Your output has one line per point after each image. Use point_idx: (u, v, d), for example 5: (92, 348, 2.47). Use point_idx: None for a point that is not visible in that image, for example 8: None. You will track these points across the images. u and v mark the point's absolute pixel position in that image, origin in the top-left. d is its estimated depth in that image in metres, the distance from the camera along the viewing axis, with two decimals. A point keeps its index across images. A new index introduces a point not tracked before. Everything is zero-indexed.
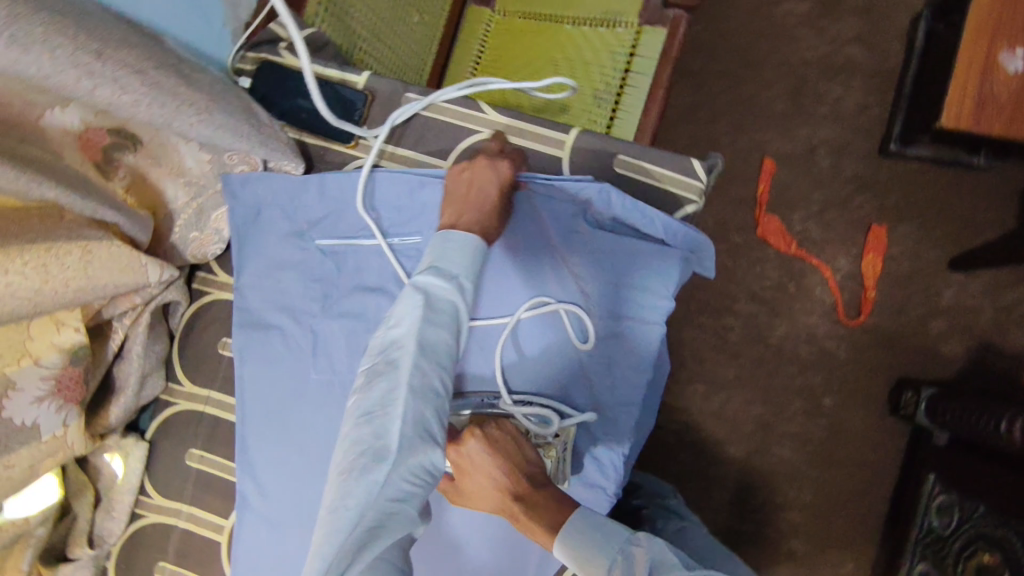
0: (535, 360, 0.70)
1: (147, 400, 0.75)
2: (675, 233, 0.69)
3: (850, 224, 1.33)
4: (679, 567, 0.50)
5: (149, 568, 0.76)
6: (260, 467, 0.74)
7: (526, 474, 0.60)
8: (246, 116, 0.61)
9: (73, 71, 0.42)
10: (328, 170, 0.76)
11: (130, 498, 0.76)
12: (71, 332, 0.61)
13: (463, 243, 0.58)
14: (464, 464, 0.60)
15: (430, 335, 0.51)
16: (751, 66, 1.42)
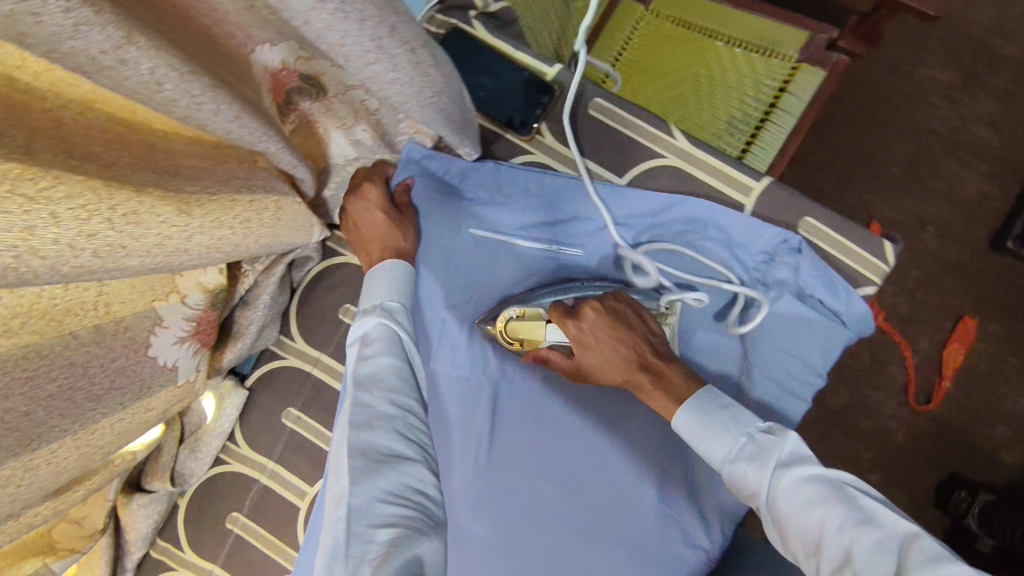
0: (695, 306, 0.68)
1: (258, 348, 0.73)
2: (854, 310, 0.65)
3: (937, 311, 1.11)
4: (815, 461, 0.51)
5: (221, 516, 0.74)
6: None
7: (651, 346, 0.62)
8: (457, 103, 0.57)
9: (361, 41, 0.38)
10: (496, 159, 0.72)
11: (217, 441, 0.74)
12: (215, 272, 0.57)
13: (387, 270, 0.63)
14: (580, 336, 0.62)
15: (375, 369, 0.54)
16: (920, 104, 1.13)
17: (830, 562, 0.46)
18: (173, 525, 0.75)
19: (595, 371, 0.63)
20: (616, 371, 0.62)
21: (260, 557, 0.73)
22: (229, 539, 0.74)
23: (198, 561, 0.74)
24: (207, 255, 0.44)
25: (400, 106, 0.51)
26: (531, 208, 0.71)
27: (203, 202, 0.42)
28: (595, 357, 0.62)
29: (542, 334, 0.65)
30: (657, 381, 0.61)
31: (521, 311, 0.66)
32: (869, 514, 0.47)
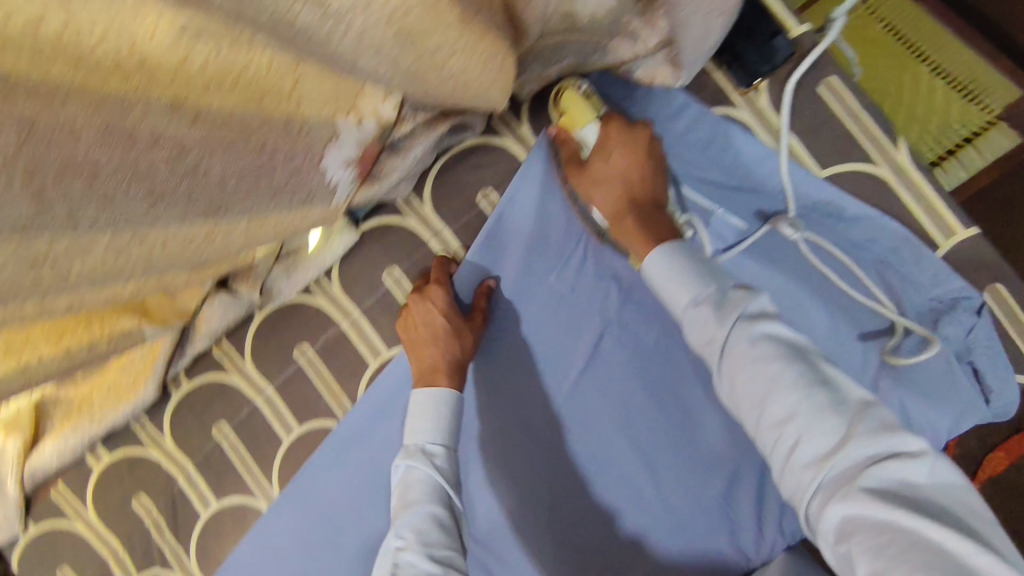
0: (836, 326, 0.64)
1: (388, 198, 0.69)
2: (1001, 392, 0.61)
3: None
4: (778, 326, 0.52)
5: (291, 343, 0.73)
6: None
7: (658, 199, 0.61)
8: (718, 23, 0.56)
9: None
10: (699, 100, 0.66)
11: (313, 272, 0.72)
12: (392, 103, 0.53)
13: (426, 405, 0.64)
14: (608, 141, 0.60)
15: (415, 520, 0.59)
16: None
17: (774, 415, 0.49)
18: (241, 333, 0.74)
19: (587, 182, 0.62)
20: (611, 192, 0.61)
21: (315, 394, 0.73)
22: (293, 368, 0.73)
23: (254, 377, 0.74)
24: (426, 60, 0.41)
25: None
26: (715, 165, 0.66)
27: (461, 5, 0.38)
28: (602, 165, 0.61)
29: (580, 123, 0.62)
30: (642, 221, 0.60)
31: (590, 92, 0.63)
32: (826, 376, 0.49)
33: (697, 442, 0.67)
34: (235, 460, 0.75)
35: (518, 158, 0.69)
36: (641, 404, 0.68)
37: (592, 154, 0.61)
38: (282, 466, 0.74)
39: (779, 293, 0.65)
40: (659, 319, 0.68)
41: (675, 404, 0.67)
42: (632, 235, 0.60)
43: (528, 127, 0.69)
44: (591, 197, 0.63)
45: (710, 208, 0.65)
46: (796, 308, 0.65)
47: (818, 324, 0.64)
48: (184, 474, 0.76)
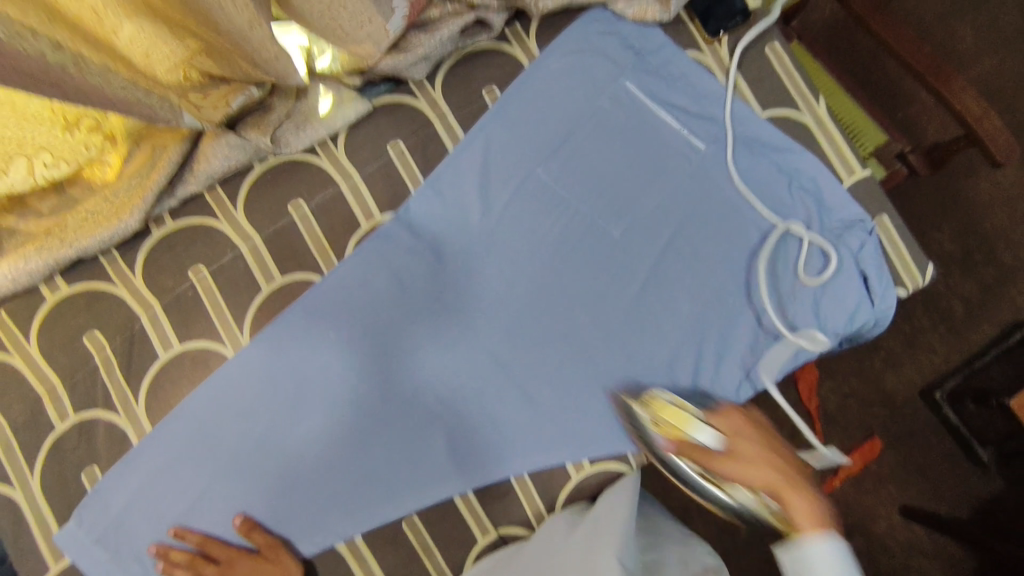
0: (767, 237, 0.78)
1: (405, 76, 0.77)
2: (887, 297, 0.77)
3: None
4: None
5: (287, 198, 0.76)
6: (437, 200, 0.77)
7: (806, 472, 0.59)
8: None
9: None
10: (676, 43, 0.81)
11: (320, 133, 0.77)
12: None
13: None
14: (735, 446, 0.59)
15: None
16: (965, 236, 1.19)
17: None
18: (236, 184, 0.77)
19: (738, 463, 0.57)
20: (772, 474, 0.56)
21: (303, 250, 0.76)
22: (284, 221, 0.76)
23: (242, 222, 0.76)
24: None
25: None
26: (684, 94, 0.80)
27: None
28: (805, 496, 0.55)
29: (685, 424, 0.60)
30: (809, 495, 0.55)
31: (655, 397, 0.66)
32: None
33: (649, 322, 0.77)
34: (206, 302, 0.75)
35: (522, 64, 0.80)
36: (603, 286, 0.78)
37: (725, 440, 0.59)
38: (256, 315, 0.75)
39: (723, 203, 0.78)
40: (628, 215, 0.78)
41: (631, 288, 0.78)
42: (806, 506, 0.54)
43: (534, 41, 0.81)
44: (745, 477, 0.56)
45: (675, 128, 0.79)
46: (732, 216, 0.78)
47: (752, 233, 0.78)
48: (147, 313, 0.75)
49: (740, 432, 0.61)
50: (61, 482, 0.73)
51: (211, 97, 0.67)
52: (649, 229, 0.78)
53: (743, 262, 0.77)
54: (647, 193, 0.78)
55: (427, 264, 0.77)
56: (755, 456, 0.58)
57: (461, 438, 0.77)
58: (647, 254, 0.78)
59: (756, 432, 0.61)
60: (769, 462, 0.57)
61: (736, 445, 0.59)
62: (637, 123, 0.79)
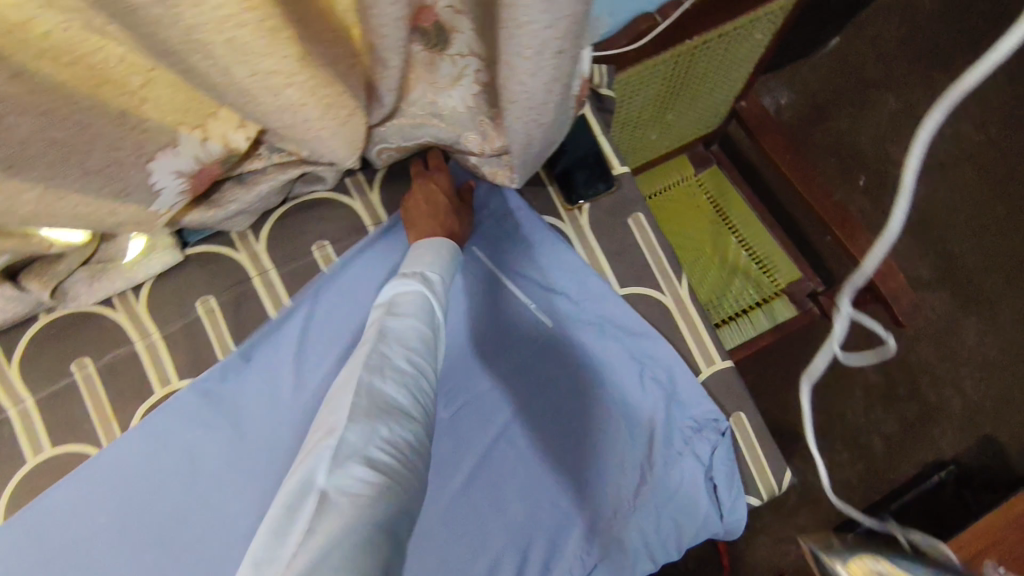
0: (610, 433, 0.71)
1: (222, 227, 0.69)
2: (736, 510, 0.69)
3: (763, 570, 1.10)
4: None
5: (71, 355, 0.68)
6: (249, 371, 0.70)
7: None
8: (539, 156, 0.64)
9: (541, 61, 0.42)
10: (532, 208, 0.75)
11: (120, 285, 0.68)
12: (243, 137, 0.55)
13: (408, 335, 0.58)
14: None
15: (329, 516, 0.43)
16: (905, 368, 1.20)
17: None
18: (16, 334, 0.68)
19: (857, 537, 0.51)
20: None
21: (83, 416, 0.67)
22: (65, 380, 0.67)
23: (16, 383, 0.67)
24: (275, 113, 0.45)
25: (508, 135, 0.58)
26: (536, 265, 0.74)
27: (313, 67, 0.43)
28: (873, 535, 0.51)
29: None
30: None
31: None
32: None
33: (473, 516, 0.70)
34: None
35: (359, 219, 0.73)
36: (429, 472, 0.71)
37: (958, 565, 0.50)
38: (16, 490, 0.66)
39: (563, 389, 0.73)
40: (459, 396, 0.72)
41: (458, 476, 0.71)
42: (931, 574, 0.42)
43: (377, 194, 0.74)
44: None
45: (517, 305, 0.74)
46: (573, 407, 0.72)
47: (593, 427, 0.72)
48: None
49: None
50: None
51: None
52: (483, 413, 0.72)
53: (580, 458, 0.71)
54: (484, 371, 0.73)
55: (229, 440, 0.70)
56: None
57: None
58: (477, 439, 0.72)
59: None
60: None
61: None
62: (479, 290, 0.74)
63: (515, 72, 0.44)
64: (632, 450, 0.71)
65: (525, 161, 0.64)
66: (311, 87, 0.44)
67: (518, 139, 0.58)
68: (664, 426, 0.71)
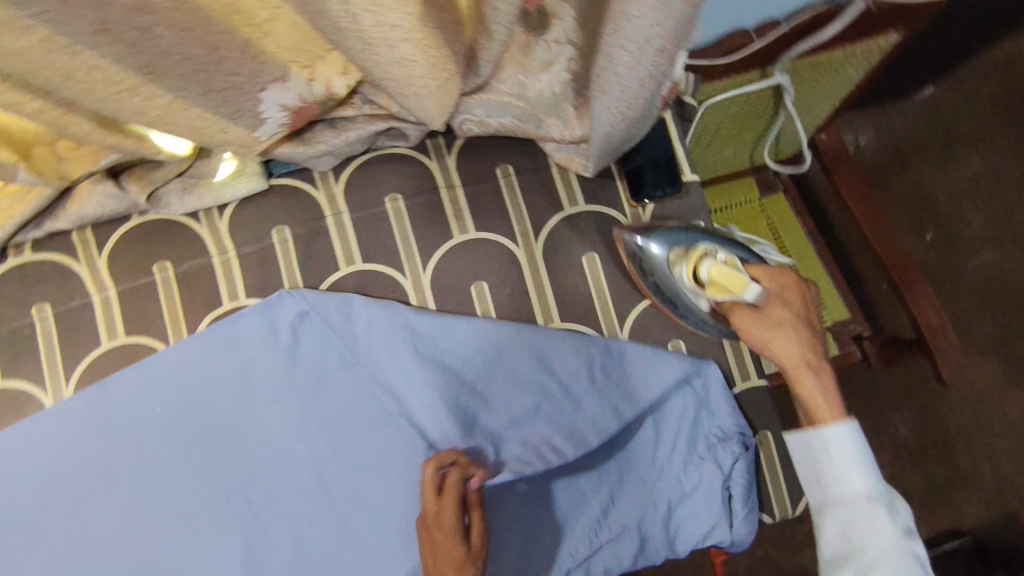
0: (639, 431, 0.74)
1: (308, 165, 0.74)
2: (747, 521, 0.72)
3: None
4: None
5: (154, 257, 0.74)
6: (307, 307, 0.73)
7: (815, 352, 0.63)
8: (614, 147, 0.67)
9: (642, 56, 0.45)
10: (599, 198, 0.78)
11: (207, 202, 0.74)
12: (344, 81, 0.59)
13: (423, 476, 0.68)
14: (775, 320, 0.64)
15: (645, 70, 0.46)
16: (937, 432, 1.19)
17: None
18: (109, 229, 0.74)
19: (749, 328, 0.65)
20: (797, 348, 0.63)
21: (155, 313, 0.73)
22: (145, 279, 0.74)
23: (103, 271, 0.73)
24: (385, 64, 0.49)
25: (595, 127, 0.60)
26: (593, 253, 0.77)
27: (428, 27, 0.47)
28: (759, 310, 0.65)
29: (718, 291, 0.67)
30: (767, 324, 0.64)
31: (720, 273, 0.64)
32: None
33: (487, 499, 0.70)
34: (41, 344, 0.72)
35: (433, 180, 0.77)
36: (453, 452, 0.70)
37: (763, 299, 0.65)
38: (87, 369, 0.72)
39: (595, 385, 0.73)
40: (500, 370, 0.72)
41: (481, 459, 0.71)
42: (809, 377, 0.62)
43: (454, 160, 0.77)
44: (768, 342, 0.64)
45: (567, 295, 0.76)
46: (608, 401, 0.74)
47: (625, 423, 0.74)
48: None
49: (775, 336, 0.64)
50: None
51: (84, 150, 0.65)
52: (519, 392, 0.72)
53: (607, 448, 0.73)
54: (525, 362, 0.73)
55: (278, 366, 0.73)
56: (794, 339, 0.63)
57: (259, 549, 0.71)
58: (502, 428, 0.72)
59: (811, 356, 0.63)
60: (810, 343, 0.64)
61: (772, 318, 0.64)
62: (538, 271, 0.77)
63: (611, 64, 0.47)
64: (656, 449, 0.74)
65: (601, 149, 0.66)
66: (423, 45, 0.48)
67: (603, 130, 0.60)
68: (692, 432, 0.73)
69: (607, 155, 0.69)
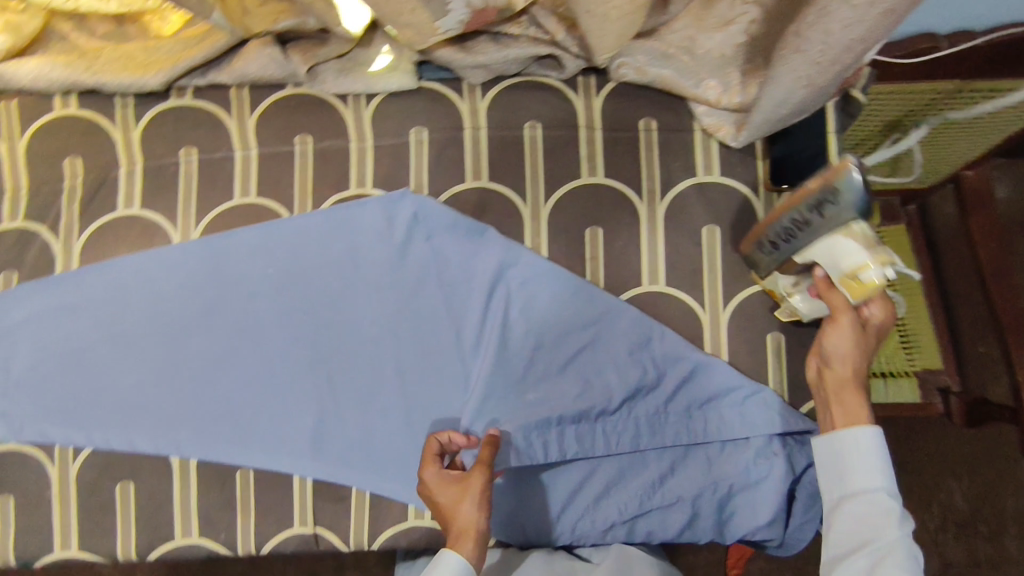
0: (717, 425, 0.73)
1: (460, 74, 0.75)
2: (802, 526, 0.72)
3: None
4: None
5: (298, 129, 0.77)
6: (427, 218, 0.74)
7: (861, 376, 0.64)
8: (776, 126, 0.65)
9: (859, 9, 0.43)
10: (736, 172, 0.75)
11: (358, 86, 0.76)
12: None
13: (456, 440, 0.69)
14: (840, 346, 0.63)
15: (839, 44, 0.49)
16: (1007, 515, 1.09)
17: None
18: (264, 94, 0.78)
19: (830, 336, 0.63)
20: (850, 366, 0.63)
21: (287, 182, 0.77)
22: (286, 147, 0.77)
23: (251, 131, 0.77)
24: None
25: (764, 95, 0.59)
26: (714, 225, 0.75)
27: None
28: (856, 326, 0.63)
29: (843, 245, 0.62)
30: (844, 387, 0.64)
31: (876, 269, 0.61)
32: None
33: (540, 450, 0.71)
34: (181, 185, 0.77)
35: (576, 117, 0.77)
36: (518, 397, 0.72)
37: (867, 323, 0.64)
38: (216, 219, 0.76)
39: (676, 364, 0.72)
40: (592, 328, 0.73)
41: (547, 407, 0.72)
42: (851, 399, 0.64)
43: (600, 102, 0.77)
44: (839, 353, 0.64)
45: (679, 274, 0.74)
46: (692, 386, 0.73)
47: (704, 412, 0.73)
48: (128, 169, 0.77)
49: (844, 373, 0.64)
50: None
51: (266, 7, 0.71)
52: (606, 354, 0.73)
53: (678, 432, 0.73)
54: (620, 331, 0.72)
55: (387, 264, 0.75)
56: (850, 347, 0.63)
57: (331, 424, 0.74)
58: (571, 385, 0.72)
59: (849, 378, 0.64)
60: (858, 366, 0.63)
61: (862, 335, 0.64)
62: (655, 231, 0.75)
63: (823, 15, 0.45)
64: (727, 446, 0.73)
65: (763, 122, 0.65)
66: None
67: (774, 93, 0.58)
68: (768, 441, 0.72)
69: (763, 132, 0.68)
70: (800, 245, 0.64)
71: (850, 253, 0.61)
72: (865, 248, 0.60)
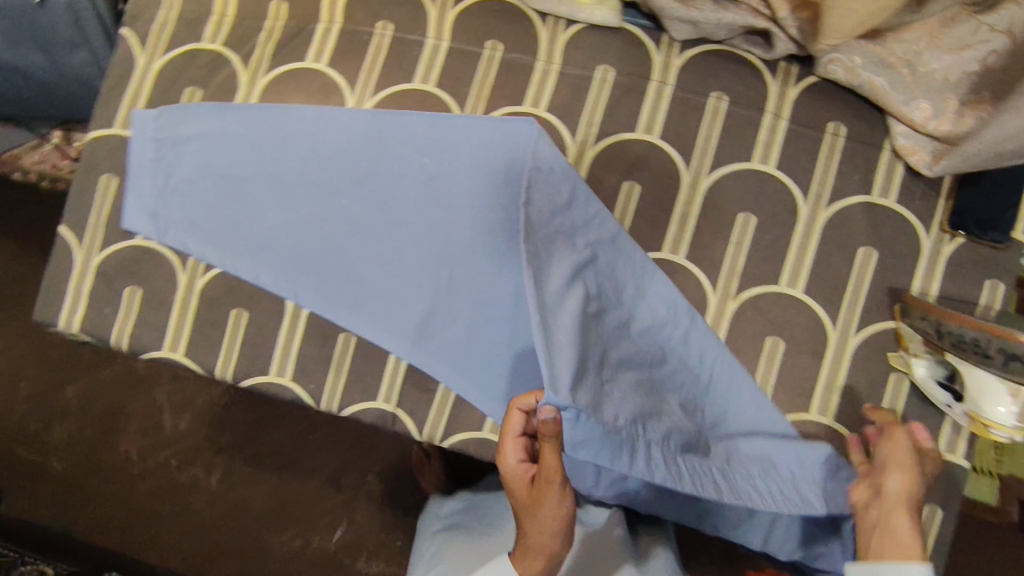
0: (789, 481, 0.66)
1: (664, 22, 0.73)
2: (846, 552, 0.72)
3: None
4: None
5: (493, 35, 0.78)
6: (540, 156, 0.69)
7: (917, 495, 0.63)
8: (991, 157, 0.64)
9: None
10: (915, 203, 0.71)
11: (562, 10, 0.76)
12: None
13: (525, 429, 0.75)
14: (892, 457, 0.64)
15: None
16: None
17: None
18: None
19: (884, 449, 0.65)
20: (904, 479, 0.63)
21: (467, 82, 0.78)
22: (476, 49, 0.78)
23: (448, 24, 0.79)
24: None
25: None
26: (874, 249, 0.71)
27: None
28: (909, 447, 0.64)
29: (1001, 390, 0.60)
30: (896, 502, 0.61)
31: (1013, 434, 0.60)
32: None
33: (626, 441, 0.58)
34: (369, 54, 0.79)
35: (767, 100, 0.74)
36: (598, 381, 0.59)
37: (923, 448, 0.66)
38: (391, 97, 0.78)
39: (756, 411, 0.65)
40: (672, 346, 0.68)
41: (623, 405, 0.59)
42: (902, 520, 0.60)
43: (797, 92, 0.74)
44: (886, 467, 0.64)
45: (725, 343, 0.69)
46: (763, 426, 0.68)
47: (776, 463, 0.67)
48: (326, 26, 0.80)
49: (896, 481, 0.63)
50: (171, 82, 0.81)
51: None
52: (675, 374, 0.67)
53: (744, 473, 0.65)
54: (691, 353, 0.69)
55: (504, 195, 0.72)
56: (901, 465, 0.63)
57: (437, 319, 0.75)
58: (641, 395, 0.63)
59: (900, 486, 0.62)
60: (912, 480, 0.62)
61: (918, 453, 0.65)
62: (809, 236, 0.72)
63: None
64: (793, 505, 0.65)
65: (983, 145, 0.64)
66: None
67: None
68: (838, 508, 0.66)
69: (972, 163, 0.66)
70: (961, 357, 0.62)
71: (996, 399, 0.60)
72: (1014, 413, 0.59)
